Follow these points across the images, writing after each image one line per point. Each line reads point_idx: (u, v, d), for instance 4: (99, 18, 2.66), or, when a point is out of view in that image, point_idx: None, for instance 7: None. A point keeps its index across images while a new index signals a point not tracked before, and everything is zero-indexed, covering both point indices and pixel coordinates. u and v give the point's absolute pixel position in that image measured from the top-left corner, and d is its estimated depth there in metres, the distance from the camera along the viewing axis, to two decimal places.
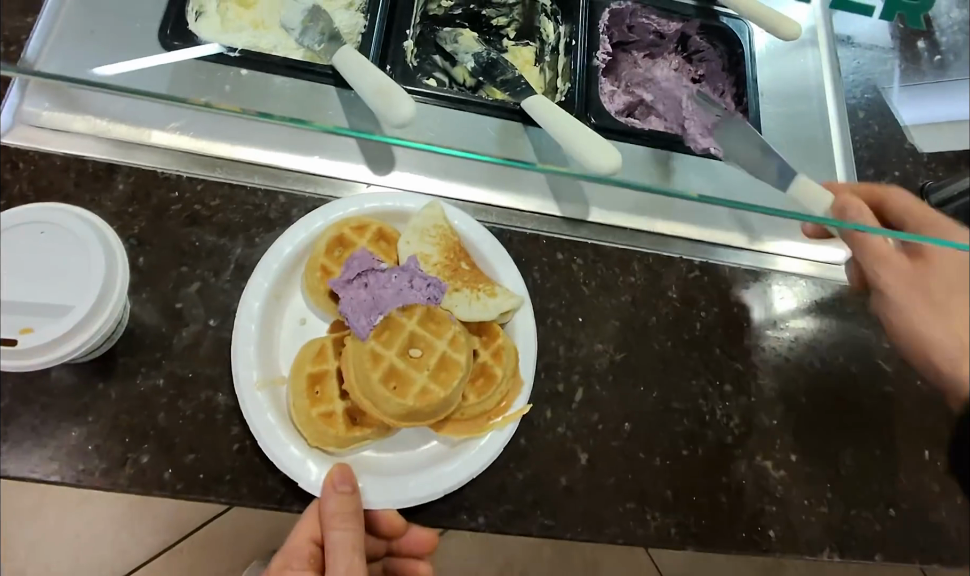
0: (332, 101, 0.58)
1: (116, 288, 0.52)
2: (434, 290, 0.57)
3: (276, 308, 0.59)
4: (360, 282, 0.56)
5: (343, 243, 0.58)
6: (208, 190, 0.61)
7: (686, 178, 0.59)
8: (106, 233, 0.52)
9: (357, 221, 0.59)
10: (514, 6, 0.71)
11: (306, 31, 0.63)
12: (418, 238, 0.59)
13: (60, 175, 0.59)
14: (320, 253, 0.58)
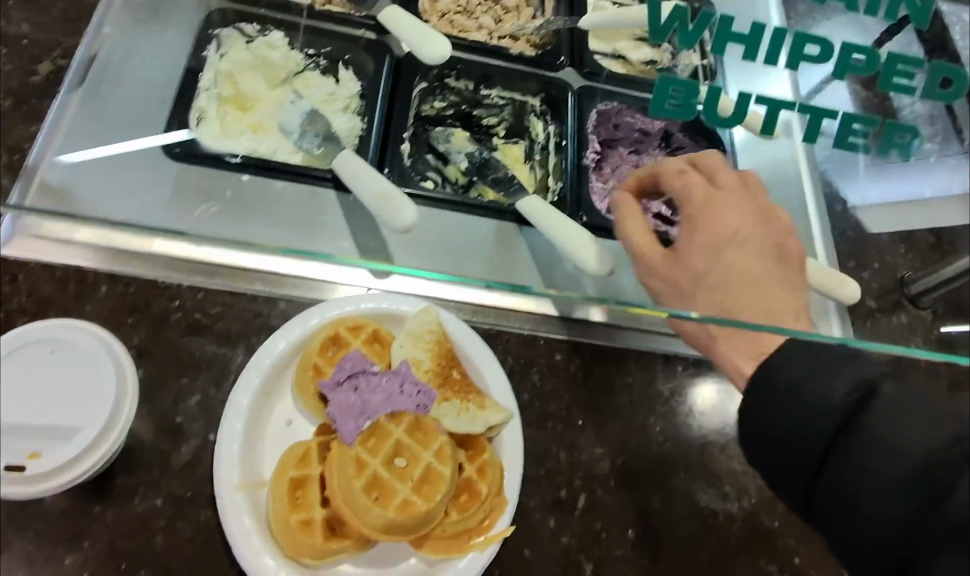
0: (332, 205, 0.61)
1: (126, 404, 0.55)
2: (424, 398, 0.57)
3: (262, 408, 0.59)
4: (349, 385, 0.57)
5: (338, 342, 0.59)
6: (209, 298, 0.64)
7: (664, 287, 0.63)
8: (117, 354, 0.55)
9: (353, 321, 0.60)
10: (504, 106, 0.73)
11: (305, 133, 0.66)
12: (411, 342, 0.59)
13: (58, 287, 0.61)
14: (314, 351, 0.59)
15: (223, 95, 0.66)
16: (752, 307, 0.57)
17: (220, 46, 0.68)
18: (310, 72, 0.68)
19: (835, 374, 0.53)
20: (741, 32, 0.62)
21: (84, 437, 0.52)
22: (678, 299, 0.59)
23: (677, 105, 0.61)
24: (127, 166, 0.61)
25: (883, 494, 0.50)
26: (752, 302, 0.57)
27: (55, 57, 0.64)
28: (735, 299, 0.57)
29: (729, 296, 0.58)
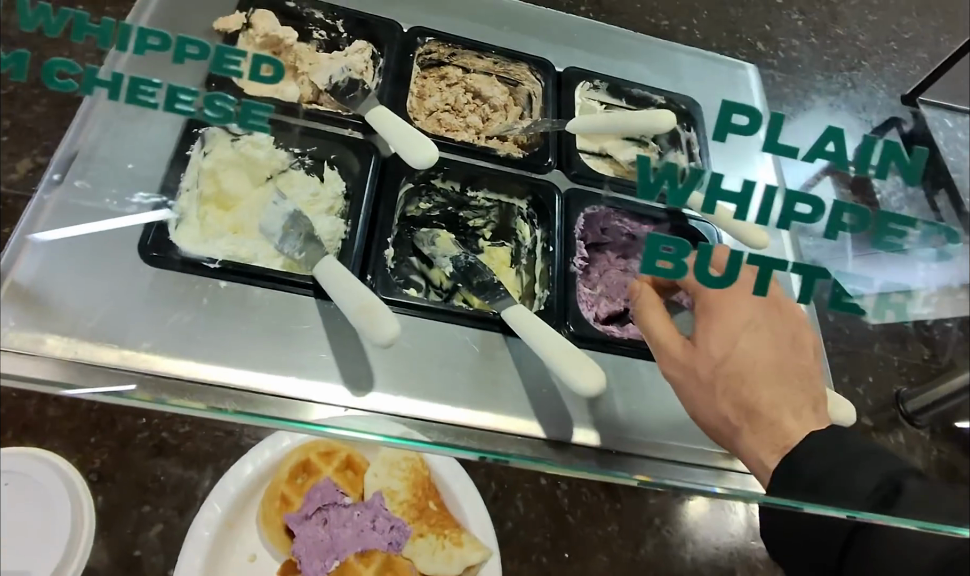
0: (312, 314, 0.60)
1: (78, 543, 0.58)
2: (396, 535, 0.62)
3: (227, 539, 0.61)
4: (318, 518, 0.61)
5: (308, 469, 0.63)
6: (178, 417, 0.64)
7: (641, 402, 0.64)
8: (75, 486, 0.58)
9: (326, 447, 0.64)
10: (490, 209, 0.75)
11: (286, 236, 0.63)
12: (386, 471, 0.63)
13: (17, 402, 0.59)
14: (282, 480, 0.62)
15: (204, 193, 0.66)
16: (776, 396, 0.58)
17: (203, 144, 0.63)
18: (294, 171, 0.68)
19: (867, 467, 0.55)
20: (733, 189, 0.57)
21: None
22: (700, 391, 0.60)
23: (668, 264, 0.55)
24: (110, 258, 0.59)
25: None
26: (776, 388, 0.58)
27: (34, 153, 0.59)
28: (757, 389, 0.59)
29: (753, 384, 0.59)
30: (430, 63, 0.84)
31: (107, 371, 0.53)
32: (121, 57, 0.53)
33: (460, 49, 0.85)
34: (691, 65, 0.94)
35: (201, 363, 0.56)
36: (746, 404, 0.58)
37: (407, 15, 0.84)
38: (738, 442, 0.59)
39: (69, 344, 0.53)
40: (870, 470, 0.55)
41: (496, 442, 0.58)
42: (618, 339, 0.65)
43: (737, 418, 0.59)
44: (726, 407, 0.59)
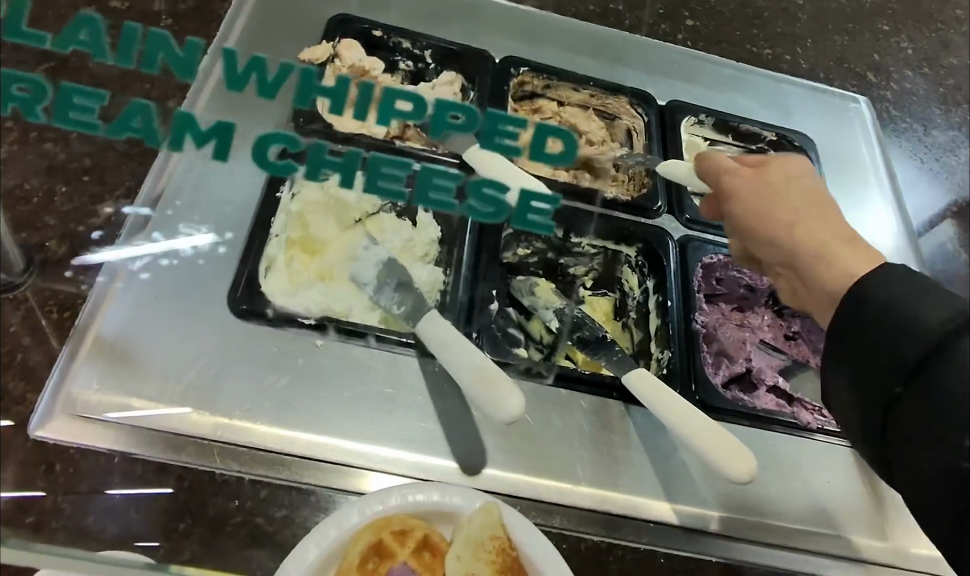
0: (418, 381, 0.54)
1: None
2: None
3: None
4: None
5: (381, 553, 0.42)
6: (274, 497, 0.47)
7: (784, 484, 0.56)
8: None
9: (400, 521, 0.43)
10: (594, 255, 0.66)
11: (382, 287, 0.55)
12: (471, 553, 0.42)
13: (102, 480, 0.45)
14: (351, 569, 0.41)
15: (290, 237, 0.59)
16: (822, 241, 0.51)
17: (292, 185, 0.59)
18: (384, 215, 0.60)
19: (932, 300, 0.44)
20: None
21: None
22: (765, 216, 0.54)
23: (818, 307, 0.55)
24: (197, 309, 0.54)
25: (941, 516, 0.43)
26: (847, 246, 0.51)
27: (118, 197, 0.55)
28: (800, 227, 0.52)
29: (799, 215, 0.53)
30: (522, 94, 0.75)
31: (198, 444, 0.48)
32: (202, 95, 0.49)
33: (555, 78, 0.76)
34: (803, 98, 0.87)
35: (301, 432, 0.50)
36: (811, 250, 0.51)
37: (495, 45, 0.78)
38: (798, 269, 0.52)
39: (155, 405, 0.49)
40: (934, 316, 0.43)
41: (624, 529, 0.51)
42: (748, 407, 0.58)
43: (800, 246, 0.52)
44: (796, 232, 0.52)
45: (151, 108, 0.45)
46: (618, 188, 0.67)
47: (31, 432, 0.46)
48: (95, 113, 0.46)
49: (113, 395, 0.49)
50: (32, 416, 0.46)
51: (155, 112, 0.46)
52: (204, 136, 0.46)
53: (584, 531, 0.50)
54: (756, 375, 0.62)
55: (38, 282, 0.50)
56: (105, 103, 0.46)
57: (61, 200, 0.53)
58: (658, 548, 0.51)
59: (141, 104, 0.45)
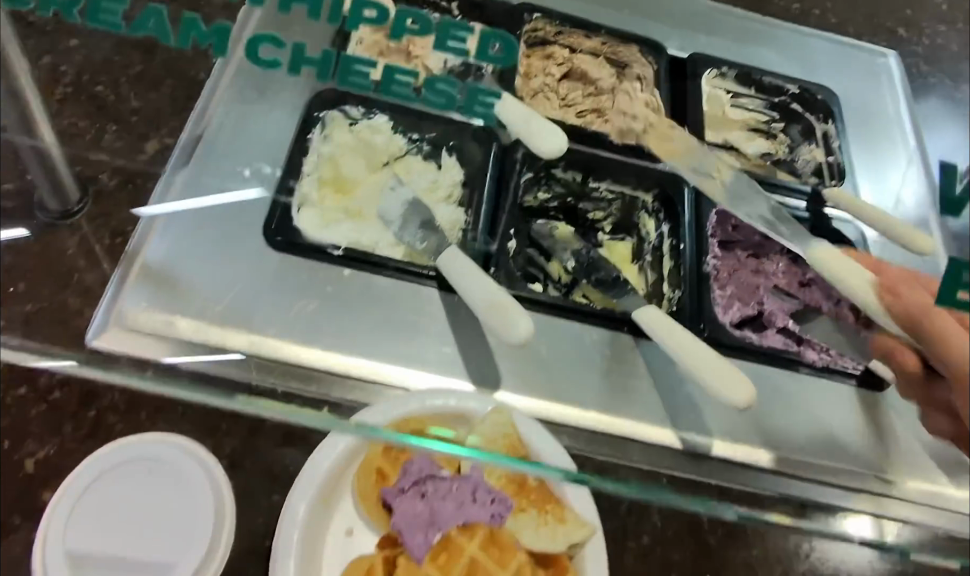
0: (438, 310, 0.57)
1: (219, 543, 0.46)
2: (499, 507, 0.47)
3: (325, 509, 0.48)
4: (416, 492, 0.47)
5: (402, 444, 0.48)
6: (305, 406, 0.51)
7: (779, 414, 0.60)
8: (218, 476, 0.48)
9: (417, 421, 0.49)
10: (613, 201, 0.69)
11: (406, 224, 0.61)
12: (483, 447, 0.48)
13: (152, 385, 0.50)
14: (376, 454, 0.48)
15: (322, 178, 0.62)
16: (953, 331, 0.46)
17: (323, 128, 0.64)
18: (412, 157, 0.64)
19: None
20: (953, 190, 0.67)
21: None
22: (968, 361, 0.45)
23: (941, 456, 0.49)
24: (234, 240, 0.58)
25: None
26: None
27: (162, 136, 0.62)
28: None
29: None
30: (535, 41, 0.76)
31: (235, 356, 0.53)
32: (250, 16, 0.65)
33: (567, 25, 0.78)
34: (829, 53, 0.87)
35: (329, 353, 0.54)
36: None
37: None
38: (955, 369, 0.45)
39: (197, 325, 0.53)
40: None
41: (627, 449, 0.55)
42: (755, 346, 0.61)
43: None
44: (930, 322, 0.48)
45: (161, 12, 0.64)
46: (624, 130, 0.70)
47: (88, 342, 0.51)
48: (117, 14, 0.62)
49: (159, 313, 0.53)
50: (89, 328, 0.51)
51: (165, 15, 0.64)
52: (206, 35, 0.64)
53: (591, 450, 0.55)
54: (768, 317, 0.63)
55: (92, 211, 0.56)
56: (126, 7, 0.62)
57: (110, 137, 0.61)
58: (660, 469, 0.55)
59: (154, 9, 0.63)
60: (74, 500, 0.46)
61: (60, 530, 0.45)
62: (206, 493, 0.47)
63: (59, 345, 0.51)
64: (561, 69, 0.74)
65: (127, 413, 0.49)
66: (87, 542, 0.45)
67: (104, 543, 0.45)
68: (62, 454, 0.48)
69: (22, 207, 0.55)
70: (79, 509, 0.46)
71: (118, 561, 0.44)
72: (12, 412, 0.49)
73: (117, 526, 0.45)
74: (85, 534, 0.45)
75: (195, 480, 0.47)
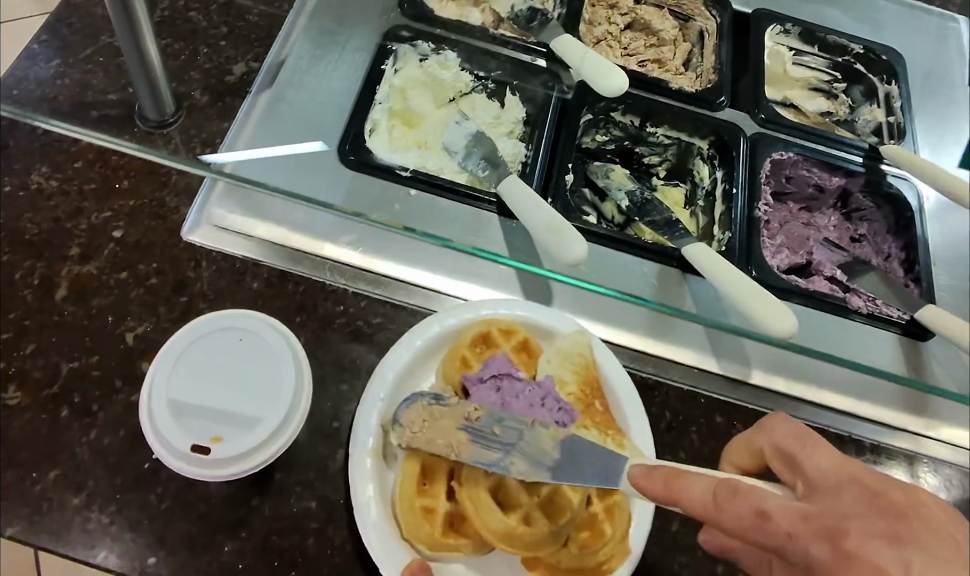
0: (497, 232, 0.59)
1: (299, 409, 0.51)
2: (565, 416, 0.49)
3: (406, 387, 0.52)
4: (493, 384, 0.50)
5: (487, 341, 0.52)
6: (372, 307, 0.57)
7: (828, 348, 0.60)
8: (298, 350, 0.52)
9: (508, 324, 0.53)
10: (668, 146, 0.72)
11: (469, 154, 0.64)
12: (559, 360, 0.52)
13: (237, 279, 0.56)
14: (463, 344, 0.52)
15: (393, 109, 0.67)
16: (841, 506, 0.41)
17: (395, 61, 0.69)
18: (476, 95, 0.69)
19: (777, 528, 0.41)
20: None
21: (262, 430, 0.49)
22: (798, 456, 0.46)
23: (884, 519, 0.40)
24: (311, 158, 0.62)
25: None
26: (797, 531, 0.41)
27: (249, 60, 0.66)
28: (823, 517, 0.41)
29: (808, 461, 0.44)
30: None
31: (313, 257, 0.57)
32: None
33: None
34: (899, 15, 0.86)
35: (392, 265, 0.58)
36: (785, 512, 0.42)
37: None
38: (808, 477, 0.44)
39: (278, 232, 0.57)
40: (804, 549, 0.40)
41: (670, 369, 0.59)
42: (802, 289, 0.62)
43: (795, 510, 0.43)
44: (849, 495, 0.42)
45: None
46: (683, 79, 0.76)
47: (184, 235, 0.57)
48: None
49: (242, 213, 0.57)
50: (185, 223, 0.57)
51: None
52: None
53: (638, 367, 0.58)
54: (816, 265, 0.65)
55: (185, 122, 0.61)
56: None
57: (203, 58, 0.65)
58: (700, 390, 0.58)
59: None
60: (176, 356, 0.50)
61: (163, 380, 0.49)
62: (290, 365, 0.51)
63: (156, 238, 0.56)
64: (624, 19, 0.78)
65: (215, 301, 0.55)
66: (187, 392, 0.49)
67: (201, 395, 0.49)
68: (158, 332, 0.53)
69: (125, 113, 0.60)
70: (181, 364, 0.50)
71: (213, 412, 0.49)
72: (115, 292, 0.54)
73: (210, 386, 0.50)
74: (185, 385, 0.49)
75: (281, 352, 0.52)
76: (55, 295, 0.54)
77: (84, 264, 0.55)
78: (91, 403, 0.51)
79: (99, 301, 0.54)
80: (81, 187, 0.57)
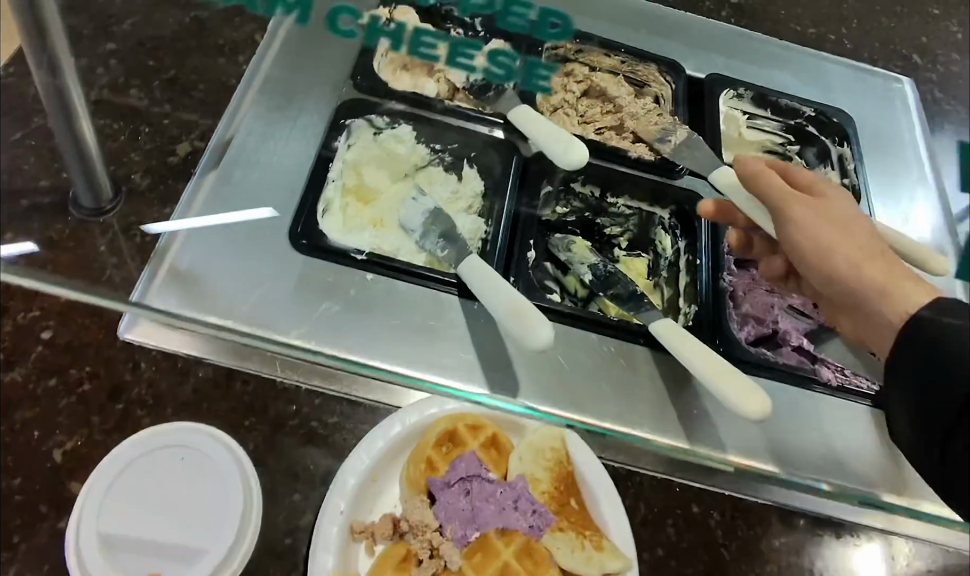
0: (459, 317, 0.58)
1: (248, 538, 0.48)
2: (538, 520, 0.47)
3: (368, 493, 0.49)
4: (460, 488, 0.48)
5: (454, 439, 0.49)
6: (327, 405, 0.54)
7: (796, 427, 0.59)
8: (247, 467, 0.50)
9: (474, 418, 0.51)
10: (630, 217, 0.71)
11: (427, 232, 0.61)
12: (531, 457, 0.49)
13: (179, 381, 0.53)
14: (428, 443, 0.49)
15: (346, 187, 0.65)
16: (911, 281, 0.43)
17: (349, 136, 0.67)
18: (433, 168, 0.67)
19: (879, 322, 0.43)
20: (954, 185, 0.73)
21: (206, 563, 0.47)
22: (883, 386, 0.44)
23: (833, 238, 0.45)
24: (260, 243, 0.60)
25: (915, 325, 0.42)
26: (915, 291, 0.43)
27: (193, 138, 0.63)
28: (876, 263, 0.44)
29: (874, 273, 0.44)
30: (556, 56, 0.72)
31: (260, 352, 0.54)
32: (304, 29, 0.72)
33: (586, 42, 0.74)
34: (844, 78, 0.88)
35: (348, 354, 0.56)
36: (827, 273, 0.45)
37: None
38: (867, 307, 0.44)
39: (231, 324, 0.56)
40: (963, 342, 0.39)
41: (641, 458, 0.57)
42: (771, 362, 0.60)
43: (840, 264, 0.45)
44: (875, 272, 0.44)
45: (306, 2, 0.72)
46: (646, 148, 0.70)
47: (120, 335, 0.53)
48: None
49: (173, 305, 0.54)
50: (121, 322, 0.54)
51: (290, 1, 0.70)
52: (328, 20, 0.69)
53: (608, 457, 0.57)
54: (782, 336, 0.62)
55: (124, 209, 0.57)
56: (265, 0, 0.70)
57: (144, 138, 0.63)
58: (673, 479, 0.57)
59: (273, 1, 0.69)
60: (109, 483, 0.48)
61: (98, 507, 0.47)
62: (236, 484, 0.49)
63: (90, 338, 0.53)
64: (580, 85, 0.71)
65: (154, 408, 0.52)
66: (123, 522, 0.47)
67: (137, 523, 0.47)
68: (91, 446, 0.50)
69: (58, 201, 0.57)
70: (114, 492, 0.48)
71: (148, 544, 0.47)
72: (42, 402, 0.51)
73: (151, 513, 0.48)
74: (122, 514, 0.47)
75: (226, 471, 0.50)
76: None
77: (7, 370, 0.51)
78: (11, 532, 0.47)
79: (23, 414, 0.50)
80: (6, 284, 0.54)
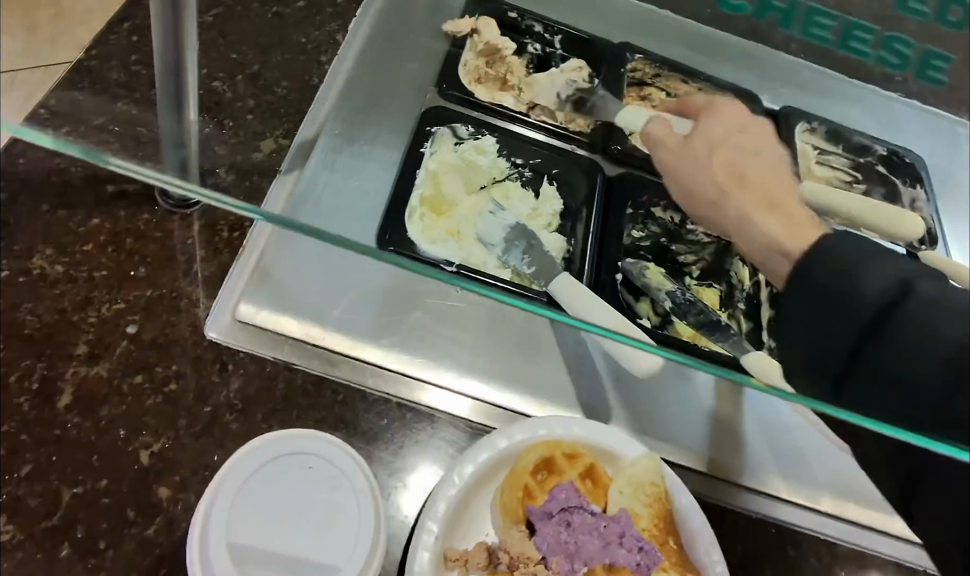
0: (544, 341, 0.60)
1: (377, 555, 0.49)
2: (646, 559, 0.45)
3: (462, 519, 0.48)
4: (562, 519, 0.46)
5: (550, 466, 0.48)
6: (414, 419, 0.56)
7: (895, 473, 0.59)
8: (367, 478, 0.51)
9: (571, 445, 0.50)
10: (706, 244, 0.61)
11: (510, 249, 0.60)
12: (631, 491, 0.48)
13: (267, 386, 0.55)
14: (524, 469, 0.48)
15: (423, 196, 0.63)
16: (793, 212, 0.52)
17: (432, 144, 0.66)
18: (511, 182, 0.65)
19: (874, 268, 0.40)
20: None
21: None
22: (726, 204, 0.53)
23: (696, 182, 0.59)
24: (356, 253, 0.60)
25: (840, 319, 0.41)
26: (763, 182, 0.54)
27: (278, 135, 0.62)
28: (775, 192, 0.53)
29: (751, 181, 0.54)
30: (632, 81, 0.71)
31: (349, 361, 0.57)
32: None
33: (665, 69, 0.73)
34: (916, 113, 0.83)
35: (436, 367, 0.57)
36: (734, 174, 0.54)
37: (629, 22, 0.78)
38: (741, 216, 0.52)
39: (315, 331, 0.56)
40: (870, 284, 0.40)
41: (732, 495, 0.58)
42: None
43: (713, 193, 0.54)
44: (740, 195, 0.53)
45: None
46: None
47: (210, 334, 0.56)
48: None
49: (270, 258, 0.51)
50: (208, 321, 0.56)
51: None
52: None
53: (704, 494, 0.57)
54: None
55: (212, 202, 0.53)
56: None
57: (228, 132, 0.60)
58: (770, 519, 0.57)
59: None
60: (233, 492, 0.49)
61: (222, 520, 0.48)
62: (359, 494, 0.51)
63: (176, 335, 0.55)
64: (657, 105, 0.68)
65: (242, 412, 0.54)
66: (248, 535, 0.48)
67: (263, 536, 0.48)
68: (177, 448, 0.52)
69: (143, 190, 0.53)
70: (238, 501, 0.49)
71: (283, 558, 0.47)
72: (128, 400, 0.53)
73: (275, 525, 0.48)
74: (246, 526, 0.48)
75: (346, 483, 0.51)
76: (56, 404, 0.52)
77: (90, 365, 0.54)
78: (97, 539, 0.49)
79: (109, 410, 0.52)
80: (91, 274, 0.57)
